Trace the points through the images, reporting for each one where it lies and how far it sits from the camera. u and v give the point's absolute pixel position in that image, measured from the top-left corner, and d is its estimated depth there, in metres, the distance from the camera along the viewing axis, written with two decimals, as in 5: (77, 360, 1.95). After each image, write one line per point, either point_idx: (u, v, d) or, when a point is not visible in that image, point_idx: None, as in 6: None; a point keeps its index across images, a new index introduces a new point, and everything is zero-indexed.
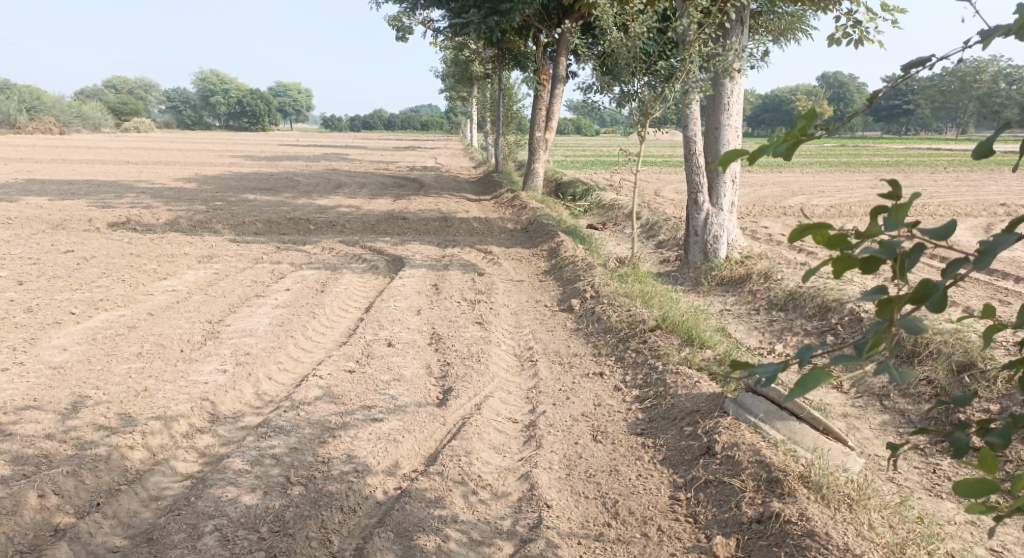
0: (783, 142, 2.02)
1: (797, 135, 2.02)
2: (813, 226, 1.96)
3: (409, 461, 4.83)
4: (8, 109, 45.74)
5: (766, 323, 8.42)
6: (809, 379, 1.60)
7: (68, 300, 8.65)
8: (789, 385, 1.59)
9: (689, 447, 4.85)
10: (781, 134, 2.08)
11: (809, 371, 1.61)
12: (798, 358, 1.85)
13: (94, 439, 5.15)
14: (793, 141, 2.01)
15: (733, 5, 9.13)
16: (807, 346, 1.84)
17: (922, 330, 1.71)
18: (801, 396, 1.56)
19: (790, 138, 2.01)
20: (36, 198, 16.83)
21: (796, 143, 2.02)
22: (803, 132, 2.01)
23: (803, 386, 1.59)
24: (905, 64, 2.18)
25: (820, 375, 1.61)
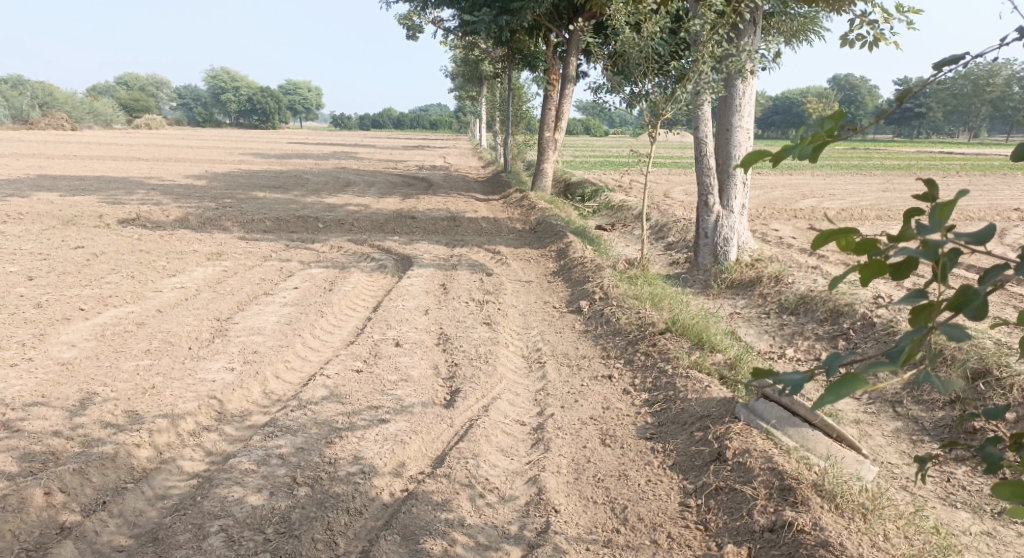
0: (809, 144, 2.04)
1: (824, 137, 2.05)
2: (841, 232, 2.03)
3: (416, 463, 4.80)
4: (20, 105, 45.95)
5: (776, 327, 8.36)
6: (843, 386, 1.69)
7: (77, 296, 8.66)
8: (821, 394, 1.68)
9: (700, 453, 4.79)
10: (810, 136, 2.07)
11: (843, 378, 1.68)
12: (827, 367, 1.93)
13: (101, 437, 5.14)
14: (821, 142, 2.03)
15: (747, 6, 9.07)
16: (837, 355, 1.92)
17: (962, 337, 1.74)
18: (833, 403, 1.66)
19: (817, 140, 2.04)
20: (47, 194, 16.90)
21: (823, 144, 2.04)
22: (831, 133, 2.03)
23: (836, 392, 1.68)
24: (937, 62, 2.16)
25: (854, 381, 1.68)
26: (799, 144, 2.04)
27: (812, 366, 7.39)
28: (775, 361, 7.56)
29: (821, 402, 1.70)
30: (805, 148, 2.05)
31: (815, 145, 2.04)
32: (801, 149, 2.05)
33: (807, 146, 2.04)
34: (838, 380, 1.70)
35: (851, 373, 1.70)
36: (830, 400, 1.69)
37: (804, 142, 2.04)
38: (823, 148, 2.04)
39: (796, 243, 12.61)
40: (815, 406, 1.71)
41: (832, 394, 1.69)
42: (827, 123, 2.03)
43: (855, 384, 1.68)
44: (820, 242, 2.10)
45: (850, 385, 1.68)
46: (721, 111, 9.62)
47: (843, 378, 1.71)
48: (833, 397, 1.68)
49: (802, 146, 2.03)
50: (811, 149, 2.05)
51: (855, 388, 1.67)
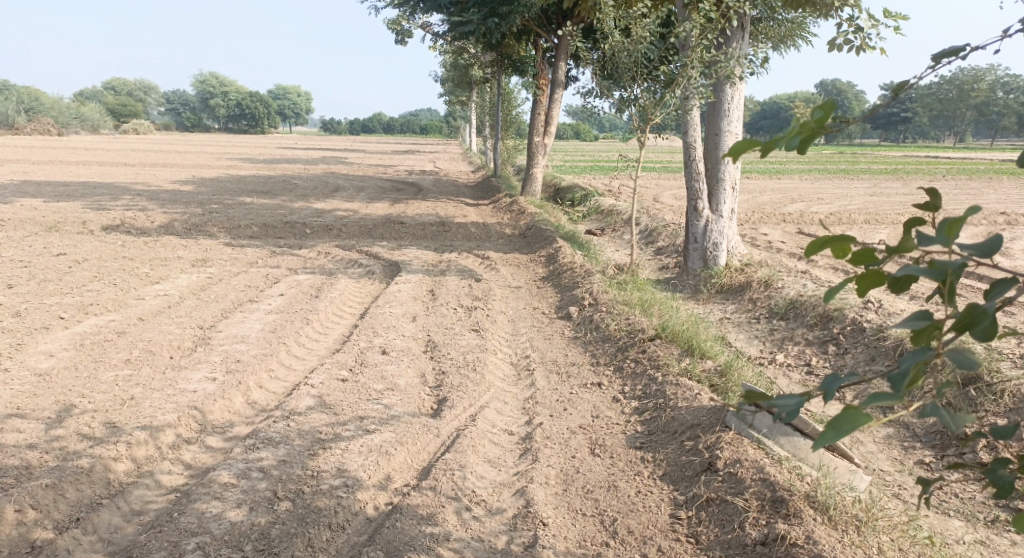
0: (796, 134, 1.96)
1: (812, 128, 1.97)
2: (835, 239, 1.95)
3: (401, 475, 4.69)
4: (5, 111, 45.50)
5: (767, 333, 8.30)
6: (843, 422, 1.62)
7: (57, 304, 8.50)
8: (821, 431, 1.61)
9: (690, 463, 4.70)
10: (798, 127, 1.99)
11: (843, 413, 1.62)
12: (825, 391, 1.86)
13: (77, 450, 5.00)
14: (809, 134, 1.95)
15: (736, 11, 9.05)
16: (834, 378, 1.85)
17: (972, 363, 1.67)
18: (833, 442, 1.59)
19: (805, 130, 1.96)
20: (31, 200, 16.68)
21: (811, 136, 1.96)
22: (820, 123, 1.95)
23: (836, 430, 1.61)
24: (936, 54, 2.05)
25: (856, 415, 1.62)
26: (787, 134, 1.95)
27: (804, 372, 7.32)
28: (766, 367, 7.49)
29: (820, 439, 1.63)
30: (793, 139, 1.96)
31: (803, 136, 1.96)
32: (789, 140, 1.96)
33: (795, 136, 1.96)
34: (839, 414, 1.64)
35: (853, 407, 1.63)
36: (830, 437, 1.63)
37: (792, 132, 1.96)
38: (811, 138, 1.95)
39: (786, 247, 12.59)
40: (813, 442, 1.65)
41: (831, 432, 1.62)
42: (814, 113, 1.94)
43: (857, 420, 1.61)
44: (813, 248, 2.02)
45: (852, 420, 1.62)
46: (709, 116, 9.57)
47: (843, 411, 1.64)
48: (833, 434, 1.62)
49: (789, 137, 1.95)
50: (799, 140, 1.97)
51: (856, 425, 1.61)
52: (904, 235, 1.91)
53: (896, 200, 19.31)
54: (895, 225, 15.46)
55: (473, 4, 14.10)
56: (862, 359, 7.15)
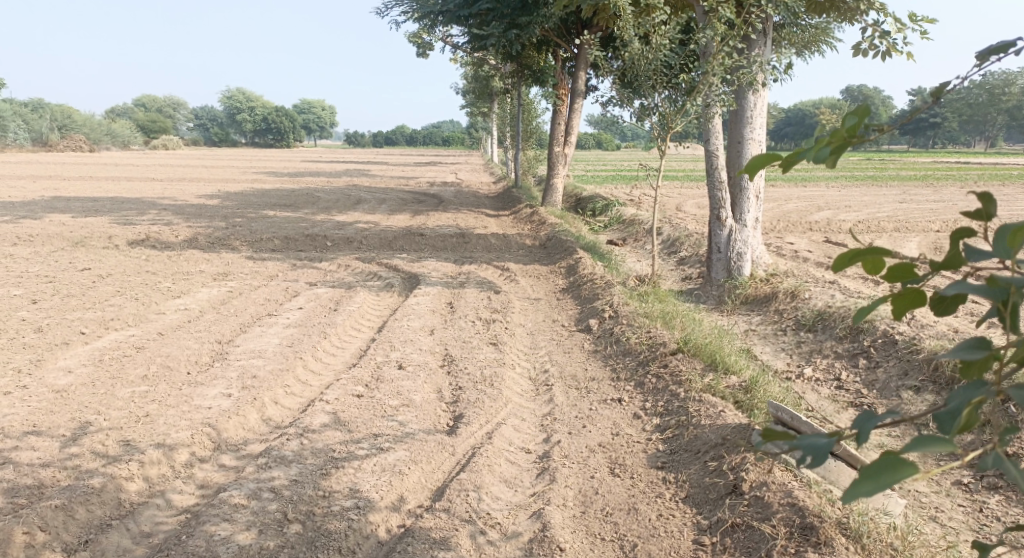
0: (827, 144, 1.81)
1: (845, 136, 1.81)
2: (866, 251, 1.80)
3: (415, 496, 4.57)
4: (40, 128, 46.36)
5: (793, 345, 8.08)
6: (882, 470, 1.43)
7: (78, 319, 8.51)
8: (858, 479, 1.43)
9: (714, 485, 4.52)
10: (827, 135, 1.84)
11: (884, 461, 1.43)
12: (857, 429, 1.68)
13: (90, 469, 4.94)
14: (841, 144, 1.80)
15: (759, 16, 8.90)
16: (869, 415, 1.67)
17: None
18: (873, 494, 1.41)
19: (836, 140, 1.81)
20: (59, 215, 16.88)
21: (844, 145, 1.81)
22: (853, 132, 1.79)
23: (874, 480, 1.42)
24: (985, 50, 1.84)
25: (898, 462, 1.44)
26: (816, 144, 1.80)
27: (833, 387, 7.11)
28: (793, 382, 7.29)
29: (856, 490, 1.44)
30: (823, 149, 1.81)
31: (834, 146, 1.80)
32: (818, 151, 1.81)
33: (826, 146, 1.81)
34: (878, 459, 1.45)
35: (894, 452, 1.45)
36: (867, 486, 1.45)
37: (822, 143, 1.81)
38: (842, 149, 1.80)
39: (812, 257, 12.34)
40: (847, 492, 1.46)
41: (867, 480, 1.44)
42: (847, 121, 1.78)
43: (899, 468, 1.42)
44: (841, 260, 1.87)
45: (894, 470, 1.42)
46: (731, 124, 9.39)
47: (881, 457, 1.46)
48: (872, 485, 1.43)
49: (816, 147, 1.80)
50: (831, 150, 1.81)
51: (896, 475, 1.42)
52: (952, 250, 1.76)
53: (926, 207, 18.93)
54: (925, 233, 15.12)
55: (493, 15, 14.05)
56: (894, 373, 6.92)
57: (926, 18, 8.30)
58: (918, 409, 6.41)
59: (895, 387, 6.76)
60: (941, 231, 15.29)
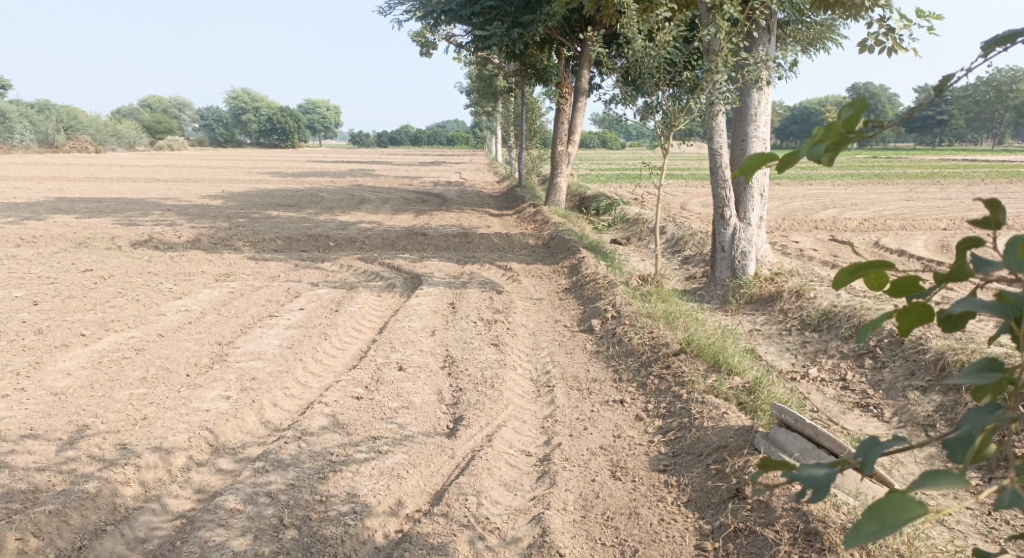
0: (821, 140, 1.73)
1: (839, 132, 1.73)
2: (868, 265, 1.75)
3: (413, 500, 4.51)
4: (46, 130, 46.48)
5: (798, 345, 8.00)
6: (885, 513, 1.38)
7: (79, 321, 8.46)
8: (860, 523, 1.37)
9: (717, 489, 4.44)
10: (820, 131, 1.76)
11: (888, 503, 1.38)
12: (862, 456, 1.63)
13: (86, 473, 4.89)
14: (837, 140, 1.72)
15: (763, 12, 8.80)
16: (874, 441, 1.61)
17: None
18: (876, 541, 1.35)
19: (831, 136, 1.73)
20: (64, 217, 16.86)
21: (840, 142, 1.73)
22: (849, 126, 1.71)
23: (877, 526, 1.36)
24: (989, 41, 1.76)
25: (903, 501, 1.38)
26: (809, 141, 1.73)
27: (839, 387, 7.03)
28: (799, 383, 7.21)
29: (858, 534, 1.39)
30: (816, 147, 1.73)
31: (829, 142, 1.72)
32: (812, 148, 1.73)
33: (820, 143, 1.73)
34: (882, 499, 1.40)
35: (898, 491, 1.39)
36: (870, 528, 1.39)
37: (816, 139, 1.73)
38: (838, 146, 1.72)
39: (818, 255, 12.25)
40: (850, 536, 1.40)
41: (870, 525, 1.38)
42: (843, 114, 1.71)
43: (903, 510, 1.36)
44: (842, 276, 1.82)
45: (899, 512, 1.37)
46: (735, 121, 9.32)
47: (885, 497, 1.40)
48: (874, 528, 1.37)
49: (811, 144, 1.72)
50: (825, 147, 1.74)
51: (901, 518, 1.36)
52: (959, 263, 1.70)
53: (933, 205, 18.80)
54: (932, 231, 15.01)
55: (496, 14, 13.97)
56: (901, 373, 6.83)
57: (933, 14, 8.20)
58: (925, 410, 6.32)
59: (902, 388, 6.68)
60: (948, 229, 15.18)
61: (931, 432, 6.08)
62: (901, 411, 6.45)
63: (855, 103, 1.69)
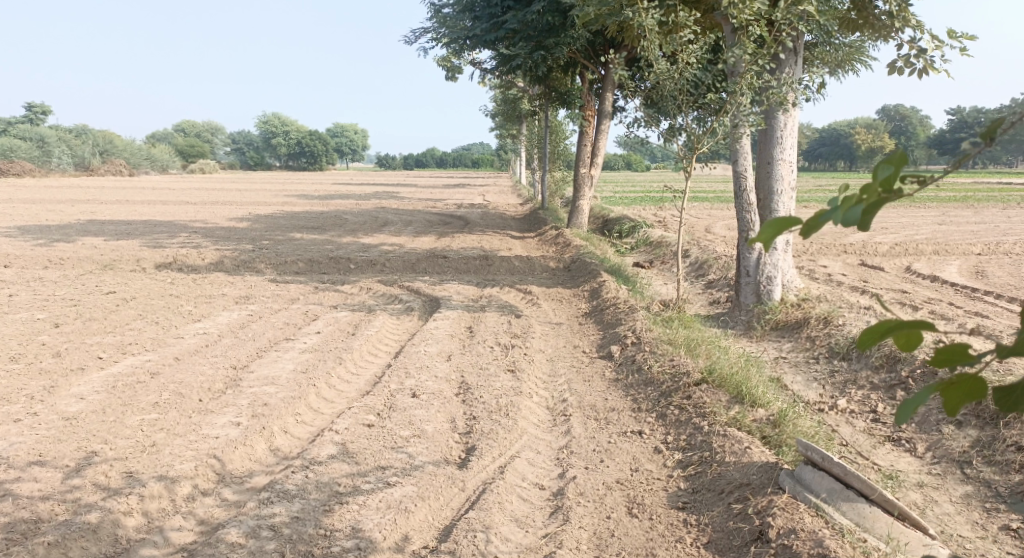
0: (858, 202, 1.61)
1: (877, 193, 1.61)
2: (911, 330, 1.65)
3: (420, 536, 4.37)
4: (83, 153, 47.46)
5: (826, 375, 7.76)
6: None
7: (97, 343, 8.41)
8: None
9: (738, 531, 4.24)
10: (853, 193, 1.64)
11: None
12: None
13: (90, 503, 4.79)
14: (876, 201, 1.60)
15: (790, 34, 8.61)
16: None
17: None
18: None
19: (869, 196, 1.61)
20: (93, 238, 17.04)
21: (877, 202, 1.61)
22: (887, 186, 1.59)
23: None
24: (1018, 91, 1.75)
25: None
26: (848, 204, 1.60)
27: (869, 420, 6.81)
28: (827, 414, 6.98)
29: None
30: (855, 210, 1.61)
31: (867, 204, 1.61)
32: (847, 210, 1.61)
33: (857, 205, 1.61)
34: None
35: None
36: None
37: (853, 202, 1.61)
38: (877, 207, 1.61)
39: (847, 281, 12.01)
40: None
41: None
42: (882, 176, 1.59)
43: None
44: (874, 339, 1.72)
45: None
46: (760, 145, 9.18)
47: None
48: None
49: (846, 207, 1.60)
50: (863, 209, 1.61)
51: None
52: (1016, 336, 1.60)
53: (967, 229, 18.40)
54: (965, 256, 14.66)
55: (519, 37, 13.93)
56: (935, 406, 6.62)
57: (965, 35, 8.00)
58: (961, 445, 6.11)
59: (936, 421, 6.47)
60: (982, 254, 14.81)
61: (968, 469, 5.89)
62: (936, 446, 6.23)
63: (894, 159, 1.59)
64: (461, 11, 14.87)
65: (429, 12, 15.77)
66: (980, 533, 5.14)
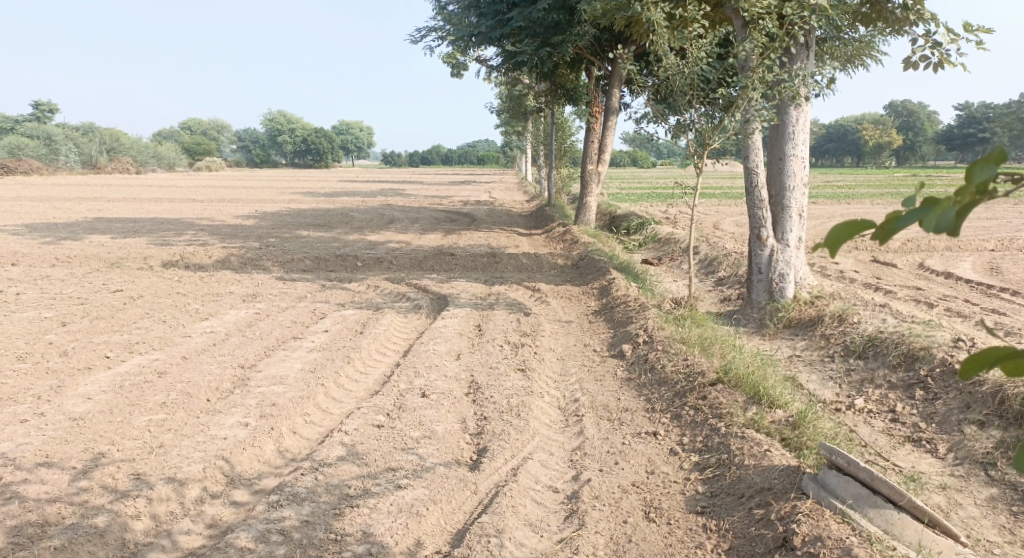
0: (952, 206, 1.91)
1: (968, 195, 1.91)
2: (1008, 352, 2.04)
3: (433, 540, 4.29)
4: (90, 151, 47.55)
5: (842, 374, 7.64)
6: None
7: (103, 343, 8.33)
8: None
9: (761, 537, 4.14)
10: (946, 196, 1.94)
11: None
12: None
13: (97, 506, 4.71)
14: (968, 202, 1.90)
15: (802, 27, 8.47)
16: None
17: None
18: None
19: (962, 200, 1.91)
20: (99, 236, 16.96)
21: (968, 204, 1.91)
22: (980, 189, 1.90)
23: None
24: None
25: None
26: (940, 208, 1.91)
27: (887, 420, 6.70)
28: (843, 414, 6.87)
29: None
30: (948, 211, 1.91)
31: (960, 206, 1.91)
32: (941, 215, 1.91)
33: (951, 207, 1.91)
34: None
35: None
36: None
37: (947, 205, 1.91)
38: (968, 209, 1.91)
39: (859, 278, 11.89)
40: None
41: None
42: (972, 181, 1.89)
43: None
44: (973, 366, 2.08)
45: None
46: (772, 140, 9.06)
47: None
48: None
49: (943, 212, 1.89)
50: (955, 210, 1.91)
51: None
52: None
53: (978, 225, 18.24)
54: (978, 252, 14.50)
55: (526, 34, 13.80)
56: (955, 406, 6.51)
57: (983, 28, 7.86)
58: (983, 446, 6.00)
59: (956, 421, 6.36)
60: (995, 250, 14.65)
61: (992, 471, 5.79)
62: (956, 446, 6.12)
63: (986, 164, 1.89)
64: (467, 8, 14.72)
65: (436, 9, 15.63)
66: (1007, 538, 5.08)
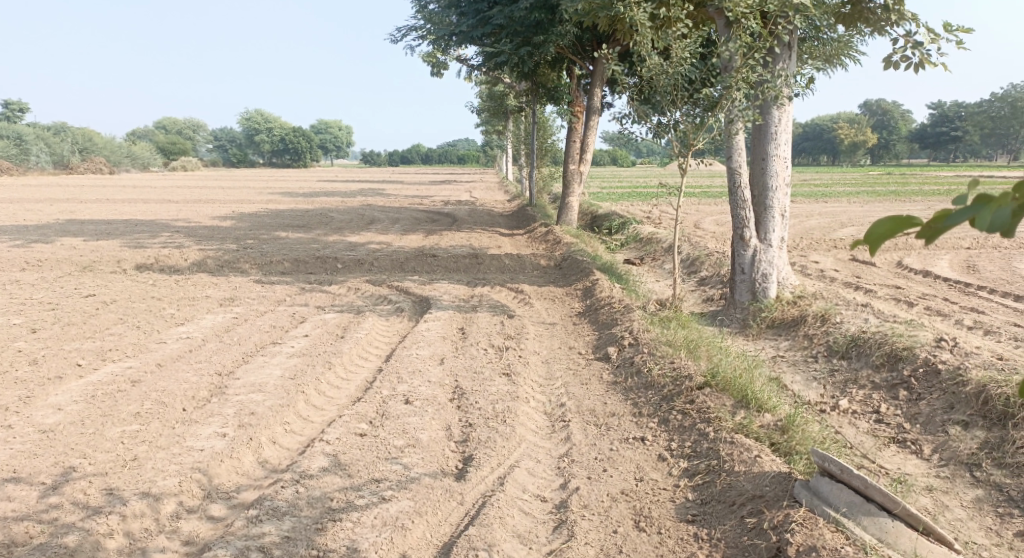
0: (1005, 207, 2.21)
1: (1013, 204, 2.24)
2: None
3: (418, 555, 4.19)
4: (62, 151, 46.75)
5: (826, 374, 7.61)
6: None
7: (76, 350, 8.11)
8: None
9: (754, 547, 4.10)
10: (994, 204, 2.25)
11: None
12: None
13: (68, 523, 4.56)
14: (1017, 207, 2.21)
15: (785, 27, 8.44)
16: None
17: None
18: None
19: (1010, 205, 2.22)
20: (71, 239, 16.60)
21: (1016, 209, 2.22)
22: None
23: None
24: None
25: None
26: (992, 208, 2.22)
27: (872, 421, 6.67)
28: (828, 415, 6.83)
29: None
30: (1001, 211, 2.21)
31: (1011, 209, 2.21)
32: (994, 213, 2.21)
33: (1003, 209, 2.21)
34: None
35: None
36: None
37: (998, 206, 2.22)
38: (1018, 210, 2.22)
39: (840, 277, 11.92)
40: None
41: None
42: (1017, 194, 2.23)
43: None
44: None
45: None
46: (755, 140, 9.03)
47: None
48: None
49: (997, 210, 2.20)
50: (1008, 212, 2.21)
51: None
52: None
53: None
54: (955, 250, 14.61)
55: (506, 33, 13.68)
56: (939, 406, 6.50)
57: (962, 28, 7.89)
58: (969, 447, 5.99)
59: (941, 422, 6.34)
60: (972, 248, 14.77)
61: (978, 472, 5.78)
62: (942, 447, 6.11)
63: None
64: (447, 7, 14.59)
65: (416, 8, 15.47)
66: (995, 540, 5.07)
